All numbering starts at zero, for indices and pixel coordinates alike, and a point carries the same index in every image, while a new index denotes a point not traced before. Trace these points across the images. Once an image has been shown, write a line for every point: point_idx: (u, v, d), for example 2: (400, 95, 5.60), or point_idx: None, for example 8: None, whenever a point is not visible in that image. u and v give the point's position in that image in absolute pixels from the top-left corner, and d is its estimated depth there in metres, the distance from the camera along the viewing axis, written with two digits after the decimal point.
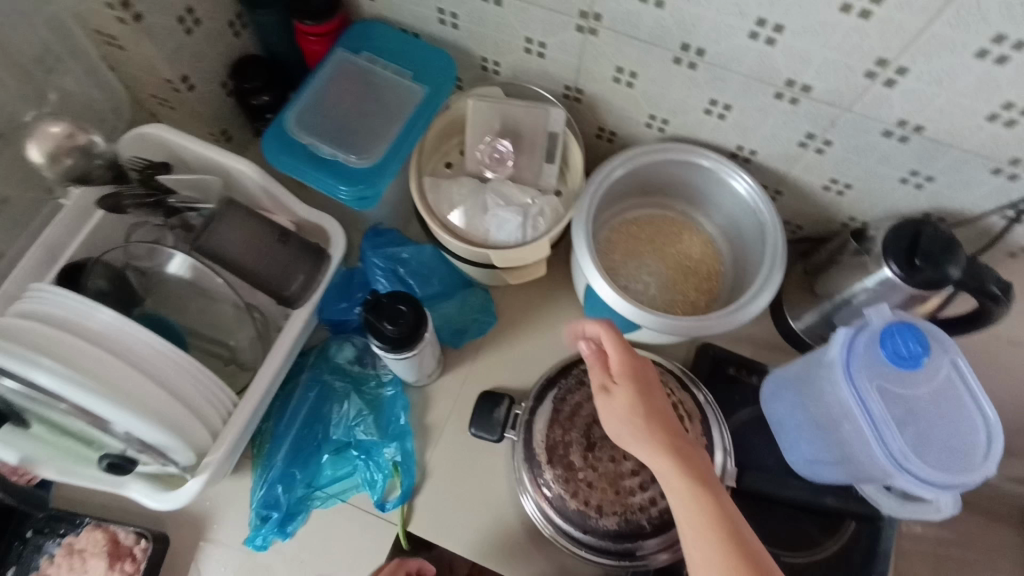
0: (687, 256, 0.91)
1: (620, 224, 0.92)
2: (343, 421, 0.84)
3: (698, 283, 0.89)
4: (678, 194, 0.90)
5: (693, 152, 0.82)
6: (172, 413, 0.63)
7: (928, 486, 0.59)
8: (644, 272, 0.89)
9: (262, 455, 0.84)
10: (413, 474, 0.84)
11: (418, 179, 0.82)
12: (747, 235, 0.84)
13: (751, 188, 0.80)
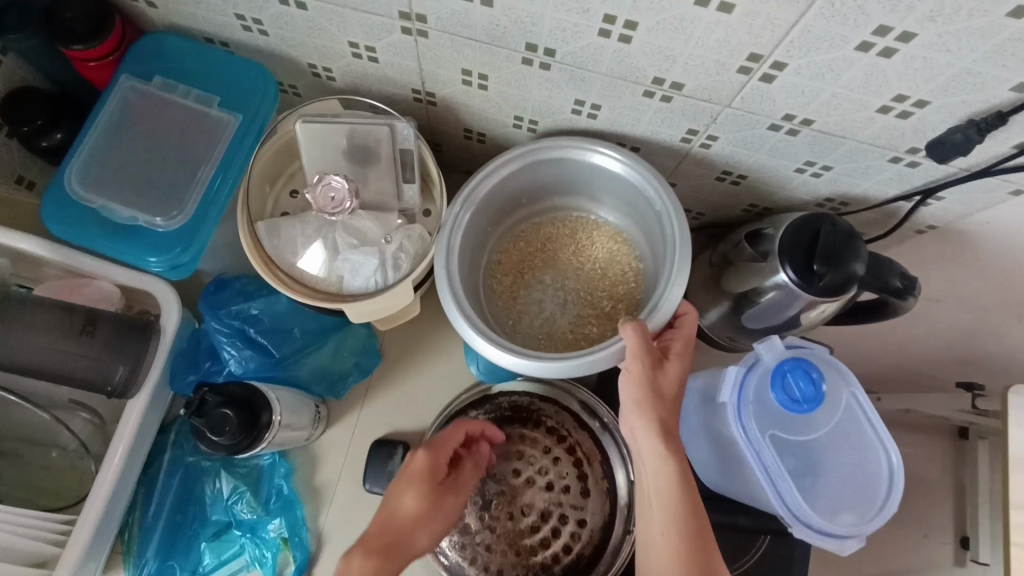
0: (597, 261, 0.80)
1: (509, 237, 0.81)
2: (219, 500, 0.75)
3: (610, 290, 0.78)
4: (571, 191, 0.79)
5: (568, 147, 0.69)
6: None
7: (830, 537, 0.55)
8: (545, 290, 0.79)
9: (132, 551, 0.74)
10: (307, 545, 0.75)
11: (251, 226, 0.69)
12: (651, 230, 0.73)
13: (643, 178, 0.68)
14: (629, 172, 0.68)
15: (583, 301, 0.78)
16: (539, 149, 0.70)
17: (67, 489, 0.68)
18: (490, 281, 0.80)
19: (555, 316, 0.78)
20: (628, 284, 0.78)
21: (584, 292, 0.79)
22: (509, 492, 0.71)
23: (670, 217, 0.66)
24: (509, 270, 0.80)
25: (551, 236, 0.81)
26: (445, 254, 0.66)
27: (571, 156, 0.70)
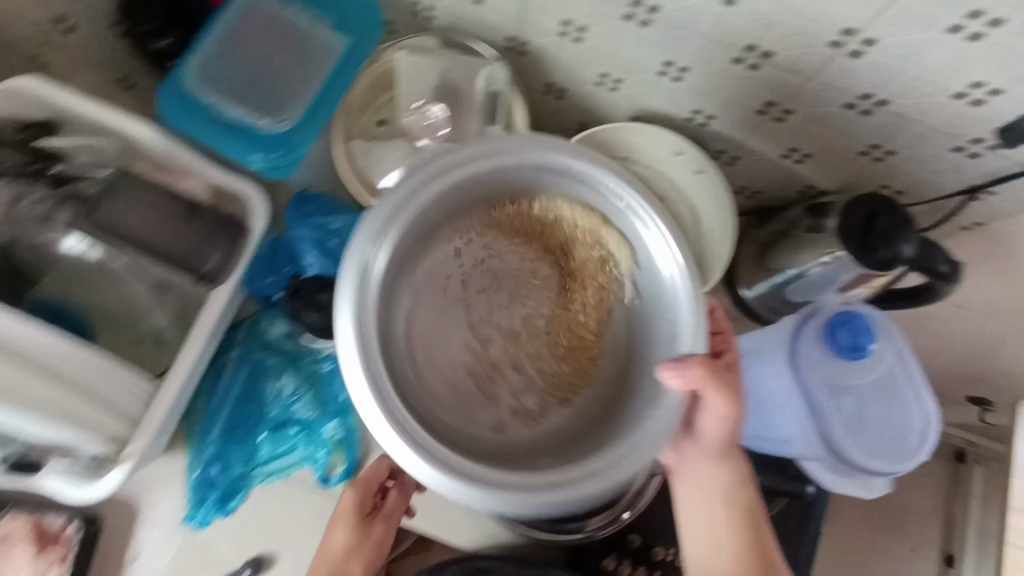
0: (539, 279, 0.60)
1: (494, 237, 0.59)
2: (279, 399, 0.80)
3: (586, 325, 0.58)
4: (534, 200, 0.61)
5: (582, 167, 0.54)
6: (75, 407, 0.61)
7: (859, 470, 0.63)
8: (484, 309, 0.58)
9: (194, 433, 0.80)
10: (356, 449, 0.81)
11: (346, 144, 0.75)
12: (648, 284, 0.56)
13: (653, 223, 0.54)
14: (637, 217, 0.54)
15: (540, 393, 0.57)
16: (457, 166, 0.53)
17: (148, 363, 0.74)
18: (433, 299, 0.58)
19: (484, 345, 0.57)
20: (605, 313, 0.58)
21: (552, 314, 0.59)
22: None
23: (686, 293, 0.53)
24: (446, 270, 0.60)
25: (547, 241, 0.59)
26: (356, 312, 0.51)
27: (548, 164, 0.54)
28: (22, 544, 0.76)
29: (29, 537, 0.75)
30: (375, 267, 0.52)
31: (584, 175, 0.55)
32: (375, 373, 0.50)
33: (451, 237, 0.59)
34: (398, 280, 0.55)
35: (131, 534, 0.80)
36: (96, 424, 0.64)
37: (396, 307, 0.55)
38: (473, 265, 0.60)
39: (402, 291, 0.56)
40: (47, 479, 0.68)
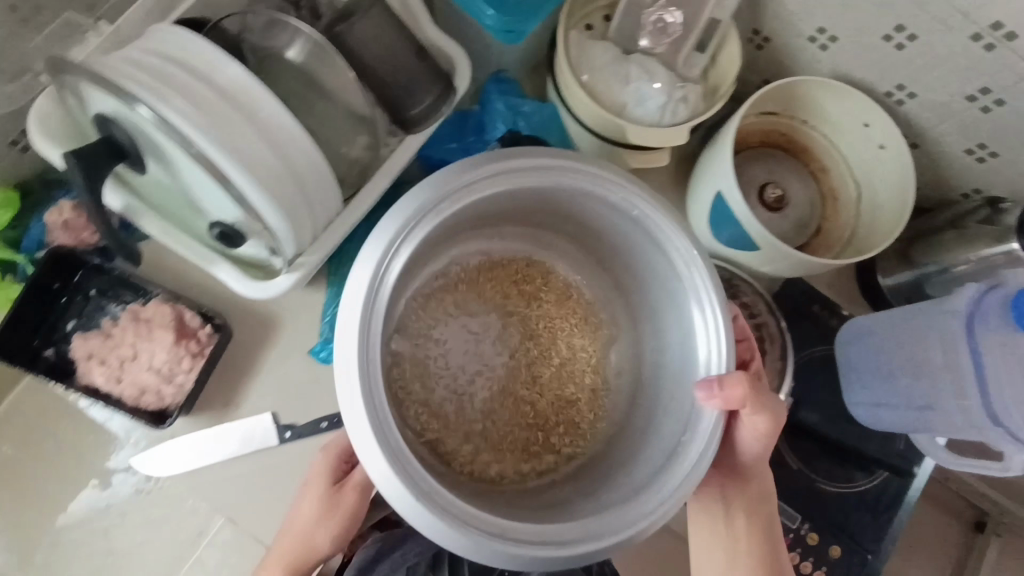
0: (539, 351, 0.75)
1: (469, 267, 0.75)
2: None
3: (563, 371, 0.74)
4: (576, 230, 0.70)
5: (616, 198, 0.59)
6: (284, 189, 0.61)
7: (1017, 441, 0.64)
8: (457, 387, 0.73)
9: (339, 272, 0.82)
10: None
11: (565, 32, 0.78)
12: (671, 347, 0.65)
13: (692, 273, 0.59)
14: (688, 277, 0.59)
15: (532, 423, 0.73)
16: (516, 172, 0.57)
17: None
18: (440, 364, 0.73)
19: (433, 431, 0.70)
20: (593, 358, 0.75)
21: (522, 351, 0.75)
22: None
23: (706, 333, 0.59)
24: (446, 291, 0.75)
25: (530, 280, 0.77)
26: (359, 308, 0.53)
27: (613, 204, 0.60)
28: (160, 334, 0.78)
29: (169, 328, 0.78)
30: (388, 279, 0.54)
31: (615, 207, 0.60)
32: (366, 348, 0.52)
33: (452, 261, 0.74)
34: (393, 298, 0.59)
35: (258, 355, 0.82)
36: (296, 215, 0.64)
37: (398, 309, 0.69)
38: (472, 290, 0.76)
39: (386, 356, 0.70)
40: (220, 265, 0.68)
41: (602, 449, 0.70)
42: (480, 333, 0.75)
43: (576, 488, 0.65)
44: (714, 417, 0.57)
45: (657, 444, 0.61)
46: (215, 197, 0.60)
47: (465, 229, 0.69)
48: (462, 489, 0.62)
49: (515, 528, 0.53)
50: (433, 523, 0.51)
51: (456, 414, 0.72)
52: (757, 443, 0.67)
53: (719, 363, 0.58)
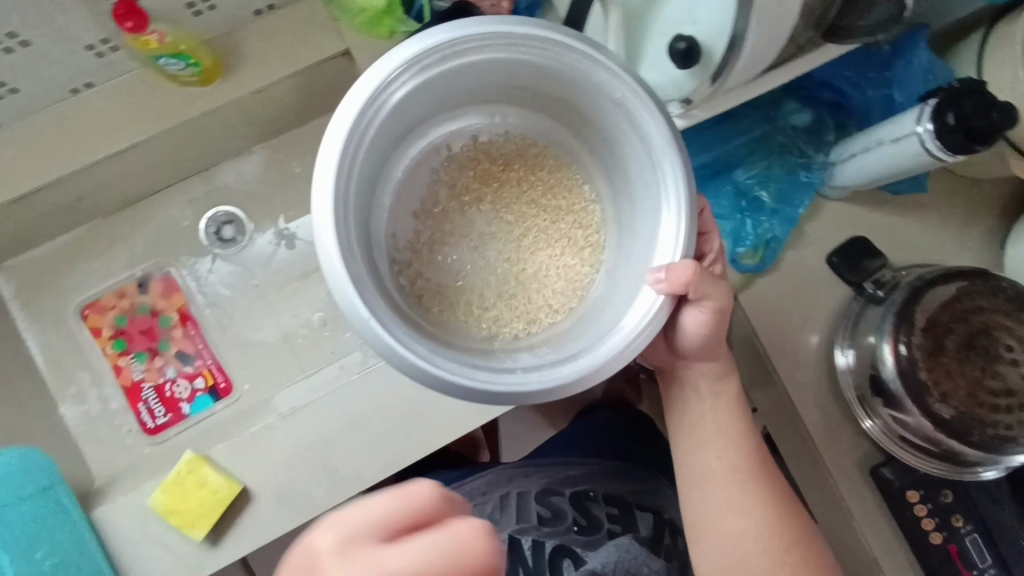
0: (533, 228, 0.79)
1: (461, 145, 0.80)
2: (757, 174, 0.86)
3: (563, 243, 0.78)
4: (545, 103, 0.74)
5: (603, 79, 0.62)
6: (761, 46, 0.60)
7: None
8: (469, 273, 0.78)
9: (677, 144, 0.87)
10: (771, 259, 0.87)
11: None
12: (643, 236, 0.67)
13: (675, 169, 0.61)
14: (660, 171, 0.62)
15: (500, 279, 0.78)
16: (472, 40, 0.58)
17: None
18: (426, 215, 0.80)
19: (429, 278, 0.77)
20: (586, 262, 0.76)
21: (519, 214, 0.79)
22: (992, 355, 0.78)
23: (671, 241, 0.61)
24: (447, 174, 0.80)
25: (514, 160, 0.80)
26: (345, 139, 0.55)
27: (598, 83, 0.62)
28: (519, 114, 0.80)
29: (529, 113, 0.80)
30: (394, 95, 0.59)
31: (598, 85, 0.63)
32: (348, 168, 0.56)
33: (455, 126, 0.78)
34: (389, 125, 0.63)
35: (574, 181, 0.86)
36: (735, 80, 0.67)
37: (396, 166, 0.75)
38: (481, 166, 0.80)
39: (377, 231, 0.73)
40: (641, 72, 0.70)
41: (570, 324, 0.72)
42: (424, 198, 0.80)
43: (529, 351, 0.68)
44: (657, 300, 0.61)
45: (603, 334, 0.63)
46: (718, 21, 0.59)
47: (456, 103, 0.73)
48: (441, 333, 0.70)
49: (444, 358, 0.58)
50: (361, 314, 0.55)
51: (466, 268, 0.79)
52: (694, 336, 0.71)
53: (676, 247, 0.61)
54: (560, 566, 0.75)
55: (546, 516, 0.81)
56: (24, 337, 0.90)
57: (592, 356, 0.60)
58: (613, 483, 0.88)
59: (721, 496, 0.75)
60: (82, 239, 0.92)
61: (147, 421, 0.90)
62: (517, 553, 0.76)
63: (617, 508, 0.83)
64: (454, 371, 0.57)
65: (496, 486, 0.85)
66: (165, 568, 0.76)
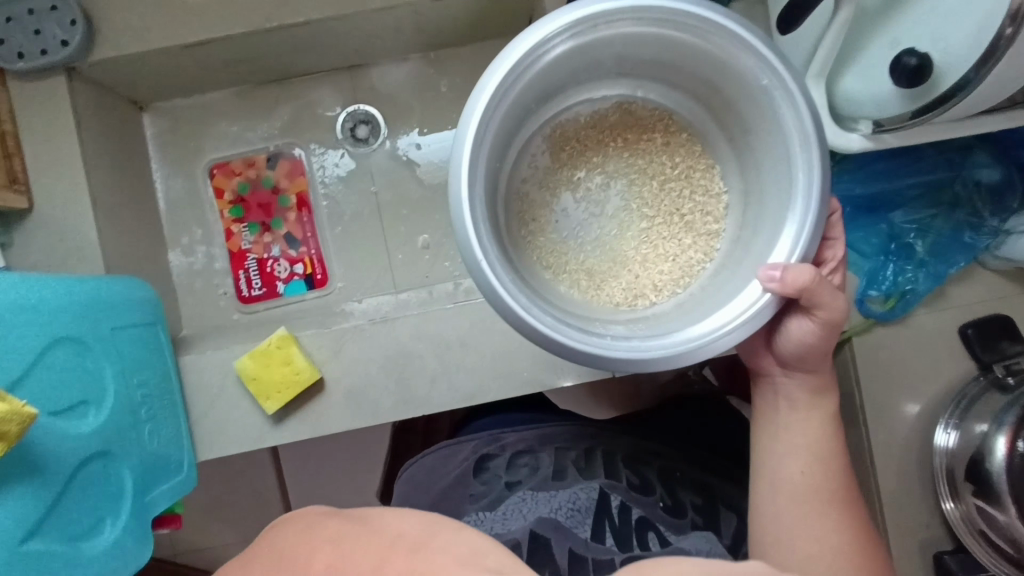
0: (653, 206, 0.73)
1: (593, 114, 0.75)
2: (914, 221, 0.81)
3: (680, 225, 0.72)
4: (690, 80, 0.68)
5: (749, 65, 0.57)
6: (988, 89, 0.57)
7: None
8: (579, 236, 0.74)
9: (839, 166, 0.82)
10: (902, 311, 0.82)
11: None
12: (763, 238, 0.62)
13: (811, 167, 0.55)
14: (793, 166, 0.57)
15: (607, 250, 0.73)
16: (624, 14, 0.55)
17: None
18: (538, 174, 0.75)
19: (535, 231, 0.73)
20: (702, 250, 0.71)
21: (641, 189, 0.74)
22: None
23: (789, 241, 0.57)
24: (580, 138, 0.75)
25: (646, 130, 0.75)
26: (496, 72, 0.53)
27: (745, 68, 0.58)
28: None
29: None
30: (557, 44, 0.56)
31: (745, 69, 0.58)
32: (493, 112, 0.54)
33: (587, 97, 0.73)
34: (542, 75, 0.60)
35: None
36: (936, 124, 0.65)
37: (528, 127, 0.71)
38: (609, 136, 0.75)
39: (501, 174, 0.69)
40: (843, 79, 0.68)
41: (672, 306, 0.67)
42: (542, 154, 0.75)
43: (625, 324, 0.64)
44: (765, 296, 0.57)
45: (701, 320, 0.59)
46: (961, 48, 0.56)
47: (604, 69, 0.69)
48: (543, 290, 0.67)
49: (543, 313, 0.55)
50: (474, 258, 0.52)
51: (569, 226, 0.74)
52: (797, 349, 0.65)
53: (796, 247, 0.56)
54: (644, 536, 0.68)
55: (635, 485, 0.77)
56: (155, 178, 0.94)
57: (688, 336, 0.56)
58: (698, 471, 0.85)
59: (796, 512, 0.65)
60: (230, 100, 0.95)
61: (242, 290, 0.93)
62: (604, 505, 0.71)
63: (700, 500, 0.80)
64: (551, 325, 0.54)
65: (580, 444, 0.84)
66: (228, 430, 0.79)
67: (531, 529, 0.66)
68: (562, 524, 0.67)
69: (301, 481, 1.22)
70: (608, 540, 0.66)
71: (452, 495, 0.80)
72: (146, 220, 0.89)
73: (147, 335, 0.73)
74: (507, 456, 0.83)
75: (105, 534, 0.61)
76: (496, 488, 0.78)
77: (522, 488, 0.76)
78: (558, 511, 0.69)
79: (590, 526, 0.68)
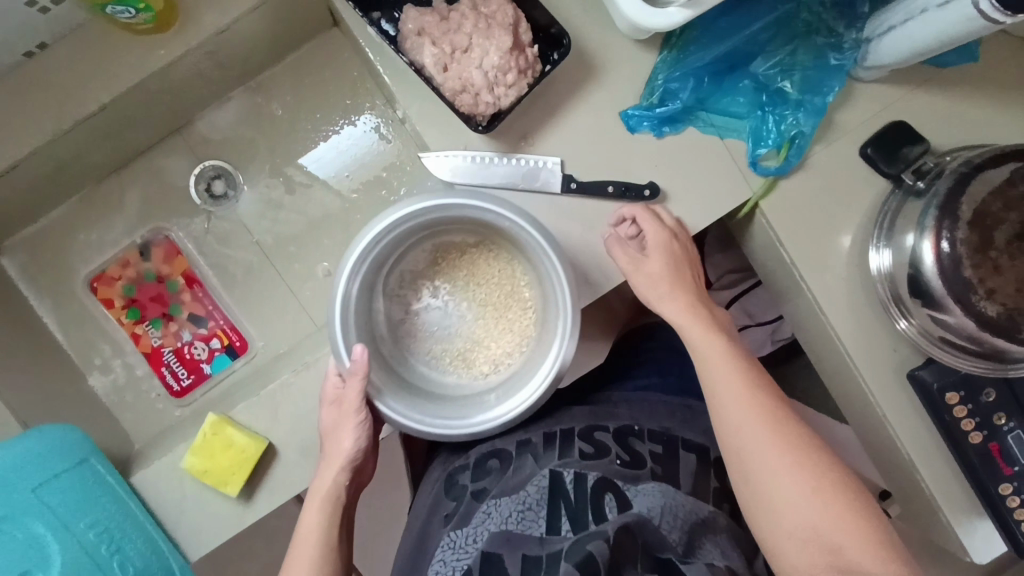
0: (483, 296, 0.85)
1: (423, 261, 0.86)
2: (778, 64, 0.77)
3: (505, 309, 0.84)
4: (475, 225, 0.81)
5: (488, 214, 0.72)
6: None
7: None
8: (440, 341, 0.86)
9: (682, 38, 0.77)
10: (799, 157, 0.79)
11: None
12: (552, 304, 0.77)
13: (554, 262, 0.72)
14: (548, 266, 0.72)
15: (463, 336, 0.86)
16: (403, 221, 0.71)
17: None
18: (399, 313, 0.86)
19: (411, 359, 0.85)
20: (523, 316, 0.83)
21: (474, 294, 0.86)
22: None
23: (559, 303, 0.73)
24: (417, 279, 0.86)
25: (460, 253, 0.86)
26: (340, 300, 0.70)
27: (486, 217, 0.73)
28: (497, 34, 0.72)
29: (507, 29, 0.72)
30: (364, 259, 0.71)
31: (488, 217, 0.73)
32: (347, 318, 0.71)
33: (417, 249, 0.85)
34: (369, 277, 0.77)
35: (581, 89, 0.78)
36: None
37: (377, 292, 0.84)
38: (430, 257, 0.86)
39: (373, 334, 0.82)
40: None
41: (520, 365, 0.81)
42: (394, 298, 0.86)
43: (495, 390, 0.80)
44: (559, 354, 0.72)
45: (531, 377, 0.76)
46: None
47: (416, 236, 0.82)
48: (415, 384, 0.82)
49: (432, 415, 0.73)
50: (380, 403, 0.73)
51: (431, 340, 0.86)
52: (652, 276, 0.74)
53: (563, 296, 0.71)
54: (603, 501, 0.73)
55: (588, 453, 0.80)
56: (40, 313, 0.91)
57: (525, 395, 0.74)
58: (661, 419, 0.89)
59: (751, 430, 0.65)
60: (79, 207, 0.91)
61: (172, 385, 0.91)
62: (559, 488, 0.75)
63: (661, 447, 0.84)
64: (429, 426, 0.72)
65: (539, 429, 0.85)
66: (206, 527, 0.79)
67: (484, 552, 0.70)
68: (513, 532, 0.71)
69: None
70: (563, 526, 0.71)
71: (429, 527, 0.81)
72: (48, 357, 0.87)
73: (86, 473, 0.72)
74: (473, 463, 0.84)
75: None
76: (464, 500, 0.80)
77: (488, 497, 0.78)
78: (510, 520, 0.72)
79: (544, 519, 0.72)
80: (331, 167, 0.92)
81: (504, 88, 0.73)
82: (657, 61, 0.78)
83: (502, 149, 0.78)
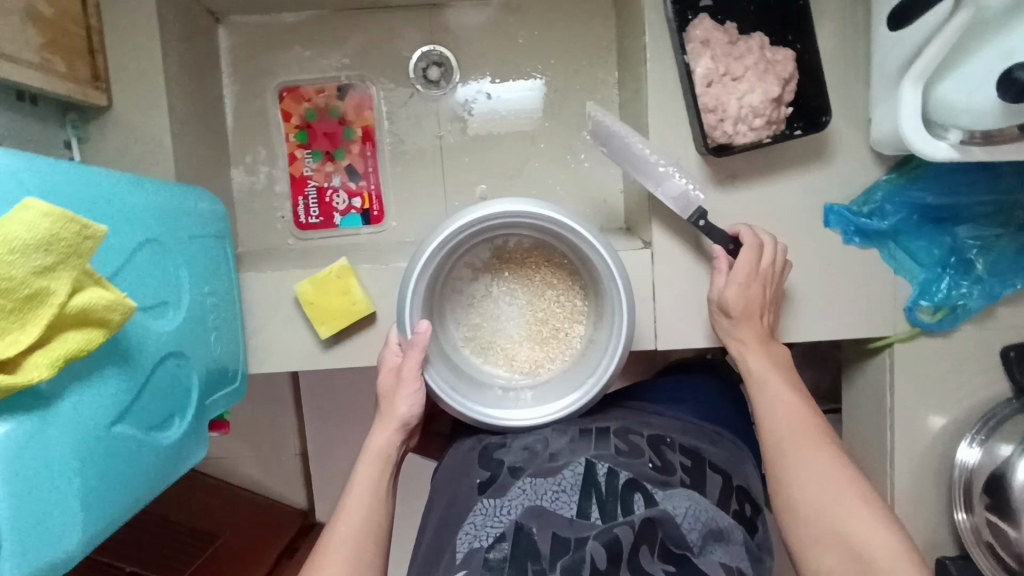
0: (541, 301, 0.90)
1: (505, 250, 0.90)
2: (978, 238, 0.81)
3: (556, 317, 0.89)
4: (559, 243, 0.86)
5: (575, 238, 0.76)
6: None
7: None
8: (496, 329, 0.90)
9: (911, 171, 0.80)
10: (947, 325, 0.82)
11: None
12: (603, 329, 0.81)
13: (621, 298, 0.75)
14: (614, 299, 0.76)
15: (510, 330, 0.90)
16: (502, 215, 0.75)
17: None
18: (468, 283, 0.91)
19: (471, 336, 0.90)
20: (573, 325, 0.89)
21: (534, 298, 0.90)
22: None
23: (614, 334, 0.76)
24: (496, 263, 0.91)
25: (535, 256, 0.90)
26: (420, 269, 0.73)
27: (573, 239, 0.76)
28: (768, 81, 0.75)
29: (779, 82, 0.76)
30: (454, 235, 0.74)
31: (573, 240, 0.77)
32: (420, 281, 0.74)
33: (499, 243, 0.89)
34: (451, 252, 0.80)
35: (802, 166, 0.81)
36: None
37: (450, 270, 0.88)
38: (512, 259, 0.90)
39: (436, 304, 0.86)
40: (938, 87, 0.68)
41: (563, 370, 0.86)
42: (469, 270, 0.90)
43: (534, 387, 0.85)
44: (604, 372, 0.76)
45: (571, 387, 0.80)
46: None
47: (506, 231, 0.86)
48: (467, 367, 0.87)
49: (474, 400, 0.78)
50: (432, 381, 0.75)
51: (491, 325, 0.91)
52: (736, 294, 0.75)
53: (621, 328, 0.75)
54: (630, 499, 0.65)
55: (623, 451, 0.72)
56: (225, 93, 0.94)
57: (562, 401, 0.78)
58: (689, 437, 0.80)
59: (800, 465, 0.63)
60: (308, 23, 0.95)
61: (299, 215, 0.94)
62: (592, 478, 0.67)
63: (691, 461, 0.74)
64: (471, 405, 0.76)
65: (573, 425, 0.77)
66: (279, 352, 0.82)
67: (517, 522, 0.63)
68: (546, 509, 0.64)
69: (323, 414, 1.24)
70: (593, 515, 0.64)
71: (457, 497, 0.71)
72: (214, 135, 0.90)
73: (215, 248, 0.74)
74: (511, 442, 0.75)
75: (173, 430, 0.64)
76: (499, 470, 0.71)
77: (524, 475, 0.69)
78: (543, 496, 0.65)
79: (576, 504, 0.65)
80: (535, 109, 0.95)
81: (746, 128, 0.77)
82: (882, 178, 0.82)
83: (707, 178, 0.81)
